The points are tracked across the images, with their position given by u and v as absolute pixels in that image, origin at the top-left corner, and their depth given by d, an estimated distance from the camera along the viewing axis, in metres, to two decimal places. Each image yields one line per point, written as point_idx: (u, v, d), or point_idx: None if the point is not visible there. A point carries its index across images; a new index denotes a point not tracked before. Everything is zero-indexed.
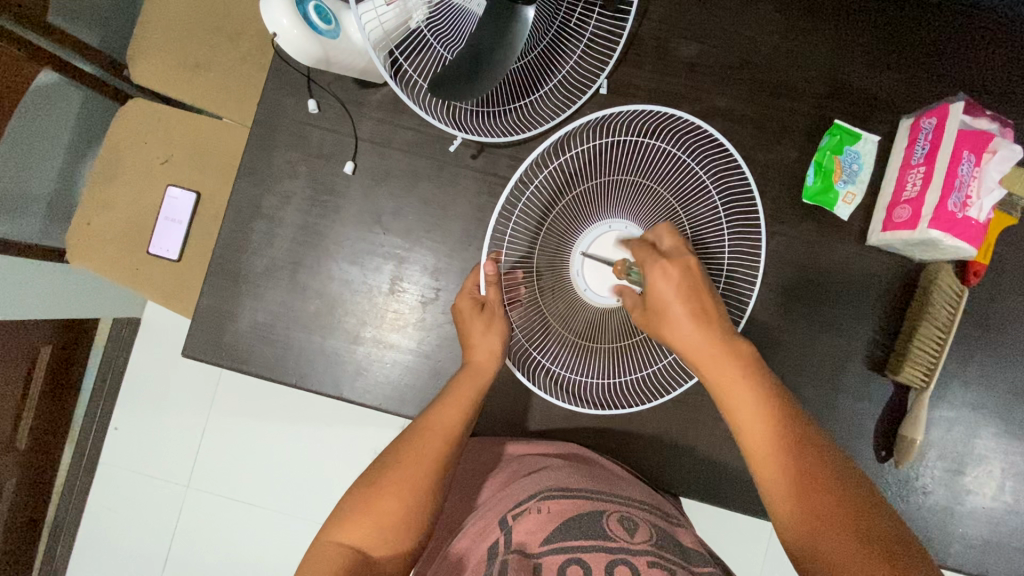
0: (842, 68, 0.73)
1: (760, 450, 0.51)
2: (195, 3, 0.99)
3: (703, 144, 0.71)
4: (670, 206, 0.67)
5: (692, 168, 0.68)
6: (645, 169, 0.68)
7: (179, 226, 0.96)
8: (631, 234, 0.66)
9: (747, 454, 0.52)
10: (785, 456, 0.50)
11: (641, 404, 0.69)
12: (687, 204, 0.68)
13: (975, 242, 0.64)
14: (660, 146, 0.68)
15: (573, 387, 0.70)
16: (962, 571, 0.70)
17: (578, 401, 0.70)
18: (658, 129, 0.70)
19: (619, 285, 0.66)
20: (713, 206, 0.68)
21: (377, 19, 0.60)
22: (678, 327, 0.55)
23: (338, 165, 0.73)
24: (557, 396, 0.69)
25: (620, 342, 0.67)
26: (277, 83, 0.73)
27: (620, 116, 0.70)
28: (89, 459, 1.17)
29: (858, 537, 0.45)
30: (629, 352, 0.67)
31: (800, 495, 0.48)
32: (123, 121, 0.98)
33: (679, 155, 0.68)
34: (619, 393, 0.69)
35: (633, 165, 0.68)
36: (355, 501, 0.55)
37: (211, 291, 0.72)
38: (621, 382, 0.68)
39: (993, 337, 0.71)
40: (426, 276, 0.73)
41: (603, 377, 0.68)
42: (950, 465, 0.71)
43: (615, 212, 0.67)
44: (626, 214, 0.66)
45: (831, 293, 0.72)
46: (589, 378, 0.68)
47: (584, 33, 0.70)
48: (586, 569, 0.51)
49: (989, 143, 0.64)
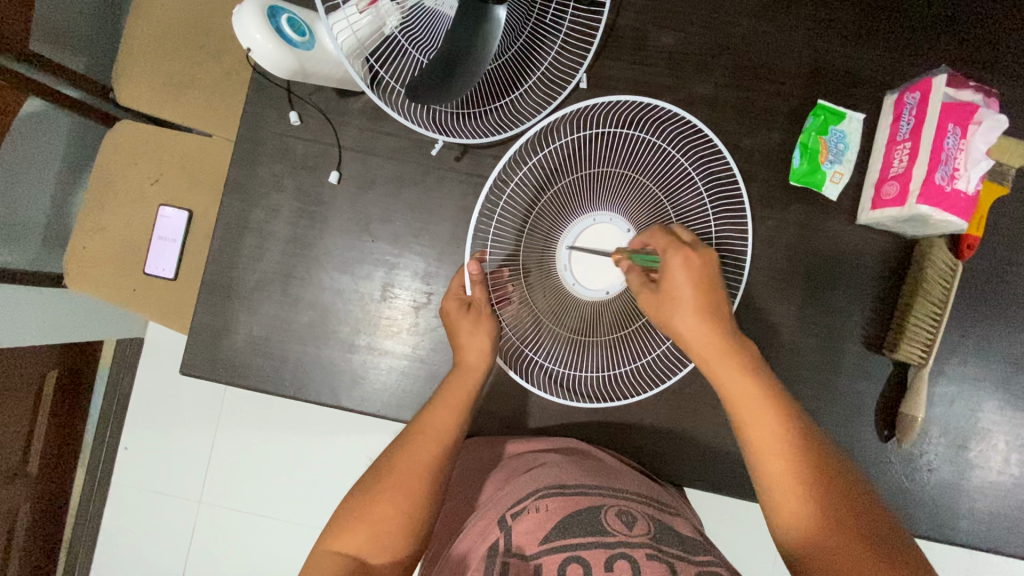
0: (822, 48, 0.72)
1: (764, 454, 0.51)
2: (177, 24, 1.00)
3: (682, 131, 0.70)
4: (653, 194, 0.67)
5: (676, 158, 0.68)
6: (628, 161, 0.68)
7: (172, 245, 0.95)
8: (616, 226, 0.67)
9: (752, 451, 0.51)
10: (791, 459, 0.50)
11: (637, 395, 0.70)
12: (670, 192, 0.68)
13: (965, 216, 0.64)
14: (644, 138, 0.68)
15: (571, 382, 0.70)
16: (971, 547, 0.70)
17: (573, 395, 0.70)
18: (634, 118, 0.70)
19: (606, 277, 0.67)
20: (696, 191, 0.69)
21: (349, 27, 0.60)
22: (685, 319, 0.55)
23: (323, 175, 0.73)
24: (553, 393, 0.70)
25: (615, 332, 0.68)
26: (258, 97, 0.73)
27: (595, 107, 0.70)
28: (99, 481, 1.18)
29: (863, 538, 0.46)
30: (622, 343, 0.68)
31: (811, 496, 0.48)
32: (112, 144, 0.99)
33: (663, 145, 0.68)
34: (610, 385, 0.70)
35: (617, 157, 0.68)
36: (351, 509, 0.55)
37: (205, 308, 0.72)
38: (616, 373, 0.69)
39: (989, 309, 0.71)
40: (416, 281, 0.73)
41: (597, 369, 0.69)
42: (954, 441, 0.71)
43: (604, 205, 0.67)
44: (612, 206, 0.67)
45: (823, 274, 0.72)
46: (584, 371, 0.69)
47: (560, 30, 0.70)
48: (586, 569, 0.50)
49: (973, 114, 0.63)
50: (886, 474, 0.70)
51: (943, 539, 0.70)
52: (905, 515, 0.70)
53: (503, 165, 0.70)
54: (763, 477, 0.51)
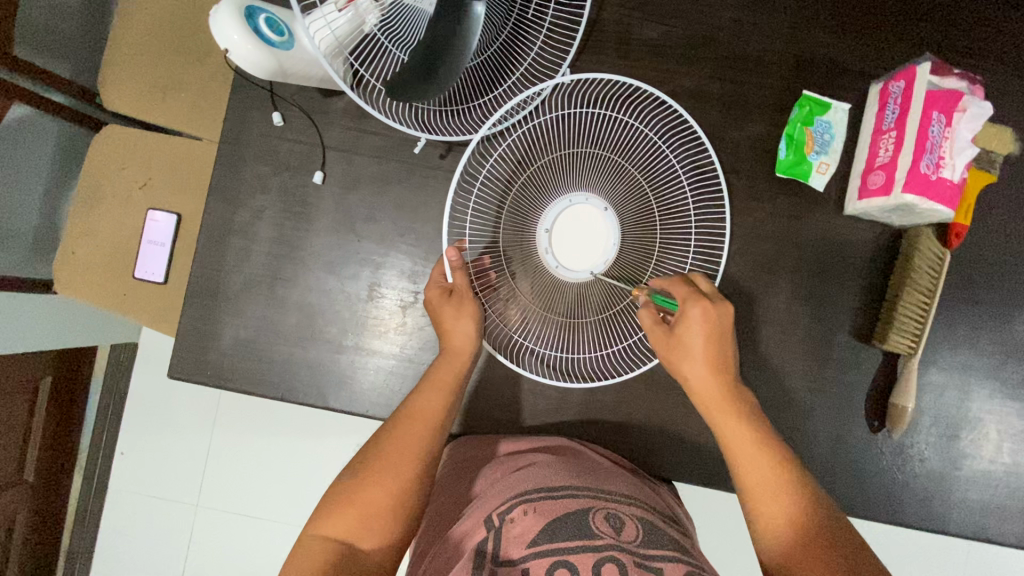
0: (806, 38, 0.72)
1: (754, 489, 0.53)
2: (162, 27, 1.00)
3: (651, 107, 0.71)
4: (628, 170, 0.68)
5: (647, 134, 0.69)
6: (612, 144, 0.69)
7: (162, 249, 0.95)
8: (592, 206, 0.66)
9: (741, 485, 0.54)
10: (780, 497, 0.52)
11: (630, 370, 0.70)
12: (645, 166, 0.69)
13: (951, 205, 0.63)
14: (626, 122, 0.69)
15: (563, 364, 0.70)
16: (964, 536, 0.70)
17: (565, 376, 0.70)
18: (602, 97, 0.71)
19: (589, 258, 0.66)
20: (670, 164, 0.70)
21: (328, 26, 0.60)
22: (691, 364, 0.57)
23: (308, 176, 0.73)
24: (547, 375, 0.70)
25: (601, 312, 0.68)
26: (240, 98, 0.73)
27: (559, 87, 0.70)
28: (95, 487, 1.18)
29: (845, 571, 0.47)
30: (608, 321, 0.68)
31: (796, 528, 0.50)
32: (99, 149, 0.99)
33: (647, 131, 0.69)
34: (602, 364, 0.70)
35: (599, 138, 0.69)
36: (340, 494, 0.55)
37: (192, 311, 0.72)
38: (608, 352, 0.69)
39: (979, 297, 0.71)
40: (403, 279, 0.73)
41: (589, 350, 0.69)
42: (945, 430, 0.70)
43: (580, 185, 0.67)
44: (589, 186, 0.67)
45: (811, 266, 0.71)
46: (575, 353, 0.69)
47: (542, 25, 0.70)
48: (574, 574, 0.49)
49: (958, 102, 0.63)
50: (877, 465, 0.70)
51: (934, 529, 0.69)
52: (896, 506, 0.70)
53: (470, 155, 0.70)
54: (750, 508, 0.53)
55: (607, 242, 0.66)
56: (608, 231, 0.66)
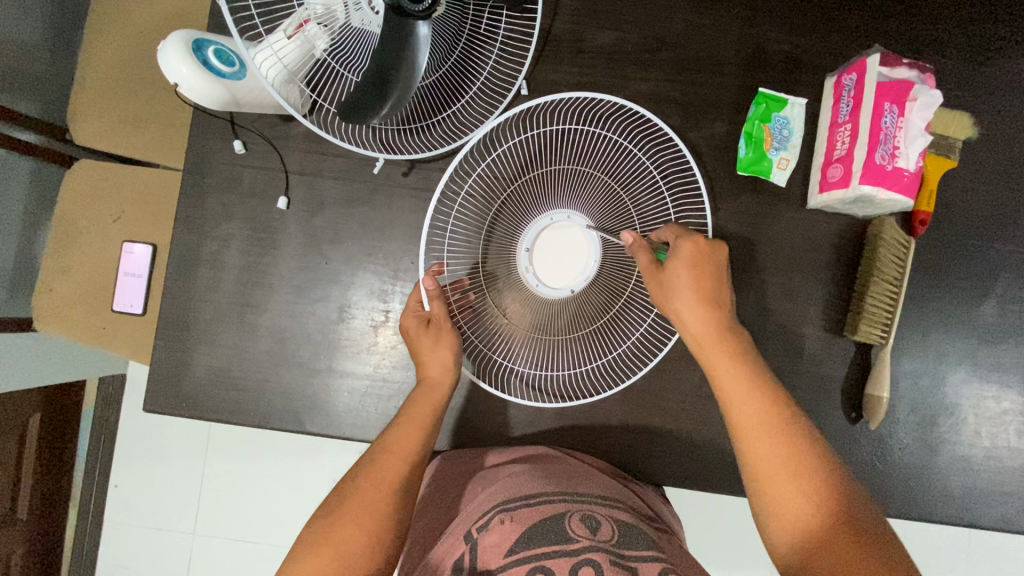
0: (760, 37, 0.72)
1: (757, 440, 0.51)
2: (130, 61, 1.00)
3: (609, 117, 0.71)
4: (601, 181, 0.68)
5: (615, 145, 0.70)
6: (581, 156, 0.69)
7: (140, 280, 0.93)
8: (575, 223, 0.66)
9: (740, 438, 0.52)
10: (779, 448, 0.50)
11: (607, 388, 0.70)
12: (614, 176, 0.69)
13: (908, 194, 0.64)
14: (600, 134, 0.70)
15: (542, 382, 0.70)
16: (948, 522, 0.69)
17: (543, 396, 0.71)
18: (566, 111, 0.71)
19: (570, 275, 0.66)
20: (636, 169, 0.70)
21: (276, 56, 0.60)
22: (685, 309, 0.56)
23: (273, 202, 0.73)
24: (523, 396, 0.70)
25: (581, 330, 0.68)
26: (202, 128, 0.73)
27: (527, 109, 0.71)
28: (89, 523, 1.17)
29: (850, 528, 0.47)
30: (592, 335, 0.68)
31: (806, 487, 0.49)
32: (71, 185, 0.98)
33: (618, 142, 0.69)
34: (580, 380, 0.70)
35: (566, 152, 0.70)
36: (316, 534, 0.53)
37: (163, 344, 0.72)
38: (587, 368, 0.70)
39: (946, 282, 0.71)
40: (373, 299, 0.73)
41: (565, 367, 0.69)
42: (922, 418, 0.70)
43: (561, 203, 0.68)
44: (571, 204, 0.67)
45: (778, 261, 0.71)
46: (553, 369, 0.69)
47: (495, 37, 0.70)
48: None
49: (909, 92, 0.64)
50: (858, 457, 0.70)
51: (918, 518, 0.69)
52: (879, 497, 0.69)
53: (451, 174, 0.71)
54: (753, 467, 0.51)
55: (588, 260, 0.66)
56: (591, 250, 0.66)
